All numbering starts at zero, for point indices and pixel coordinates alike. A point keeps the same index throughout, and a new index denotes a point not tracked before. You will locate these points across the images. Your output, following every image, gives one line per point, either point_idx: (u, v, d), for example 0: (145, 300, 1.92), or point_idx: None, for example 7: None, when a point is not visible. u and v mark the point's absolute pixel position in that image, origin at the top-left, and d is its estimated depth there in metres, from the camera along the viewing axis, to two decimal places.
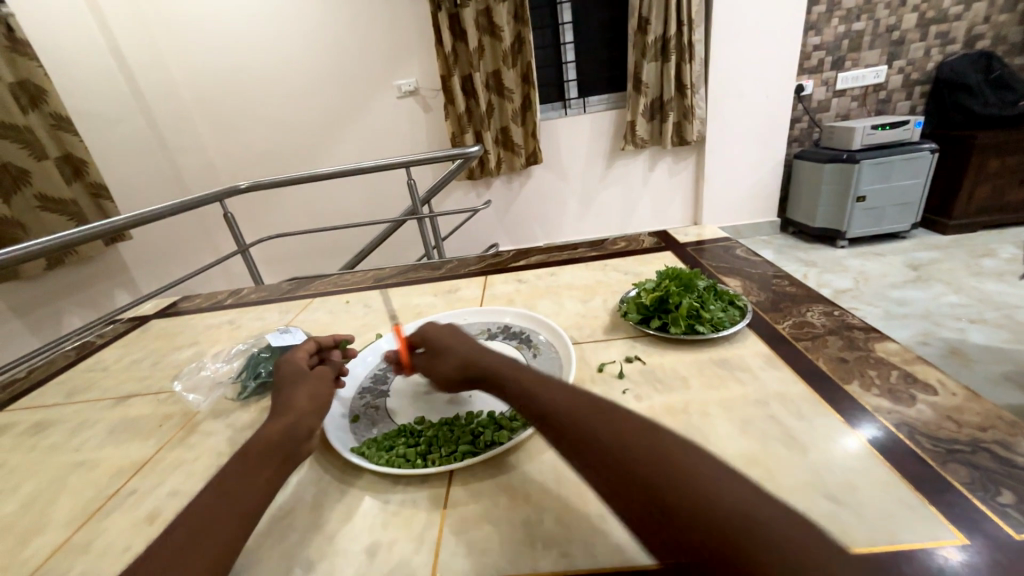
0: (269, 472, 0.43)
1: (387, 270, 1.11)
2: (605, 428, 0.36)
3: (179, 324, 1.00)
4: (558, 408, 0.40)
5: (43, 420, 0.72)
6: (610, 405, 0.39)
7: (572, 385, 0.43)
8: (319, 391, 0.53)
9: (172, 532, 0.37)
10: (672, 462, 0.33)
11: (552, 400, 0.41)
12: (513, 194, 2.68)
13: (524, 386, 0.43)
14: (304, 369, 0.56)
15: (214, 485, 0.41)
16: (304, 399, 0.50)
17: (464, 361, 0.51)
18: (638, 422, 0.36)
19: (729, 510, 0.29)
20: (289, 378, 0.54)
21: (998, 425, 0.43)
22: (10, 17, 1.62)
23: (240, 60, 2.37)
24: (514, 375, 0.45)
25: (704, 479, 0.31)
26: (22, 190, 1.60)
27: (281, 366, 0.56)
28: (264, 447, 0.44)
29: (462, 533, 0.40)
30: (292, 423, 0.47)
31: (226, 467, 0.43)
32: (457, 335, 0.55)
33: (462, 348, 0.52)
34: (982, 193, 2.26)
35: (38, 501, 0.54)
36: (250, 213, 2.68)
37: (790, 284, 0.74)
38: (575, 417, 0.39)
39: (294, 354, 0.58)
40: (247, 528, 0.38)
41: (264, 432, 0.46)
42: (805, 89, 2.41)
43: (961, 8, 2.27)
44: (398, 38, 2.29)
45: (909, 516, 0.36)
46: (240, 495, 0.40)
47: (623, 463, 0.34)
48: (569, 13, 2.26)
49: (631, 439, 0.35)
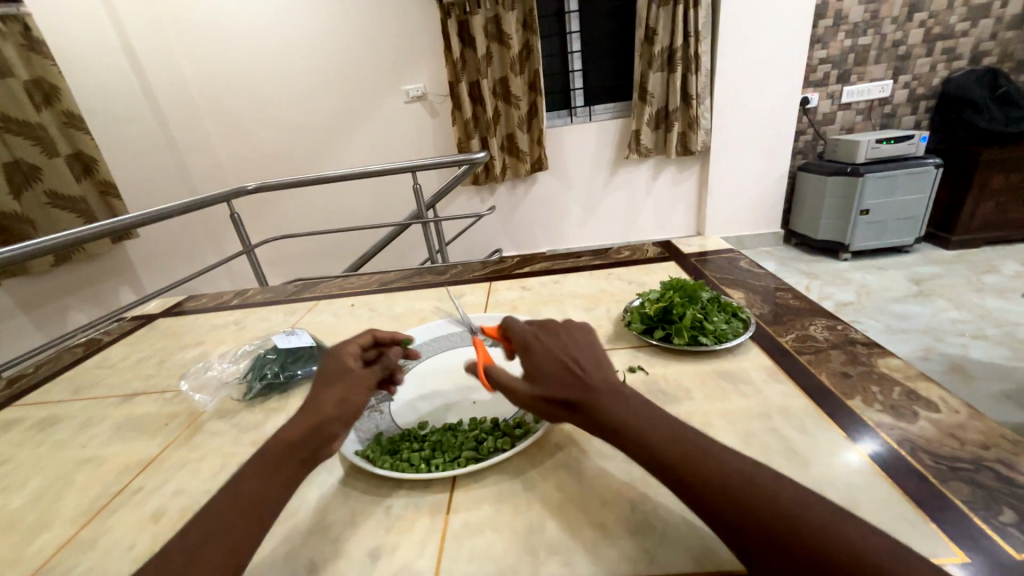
0: (285, 477, 0.41)
1: (391, 273, 1.12)
2: (703, 461, 0.35)
3: (185, 323, 1.01)
4: (669, 448, 0.37)
5: (50, 415, 0.73)
6: (693, 434, 0.38)
7: (664, 418, 0.39)
8: (350, 398, 0.47)
9: (186, 533, 0.37)
10: (776, 495, 0.32)
11: (668, 443, 0.37)
12: (517, 201, 2.69)
13: (640, 428, 0.38)
14: (346, 367, 0.49)
15: (231, 487, 0.41)
16: (331, 403, 0.46)
17: (573, 365, 0.44)
18: (725, 453, 0.36)
19: (849, 542, 0.29)
20: (329, 373, 0.49)
21: (1002, 444, 0.43)
22: (29, 17, 1.64)
23: (250, 62, 2.40)
24: (634, 422, 0.39)
25: (812, 510, 0.31)
26: (33, 187, 1.62)
27: (328, 357, 0.51)
28: (282, 450, 0.43)
29: (467, 539, 0.40)
30: (313, 427, 0.44)
31: (245, 467, 0.42)
32: (573, 336, 0.48)
33: (576, 350, 0.46)
34: (985, 209, 2.27)
35: (45, 497, 0.54)
36: (256, 214, 2.70)
37: (793, 297, 0.75)
38: (690, 450, 0.36)
39: (346, 344, 0.52)
40: (259, 536, 0.38)
41: (286, 432, 0.44)
42: (810, 102, 2.42)
43: (967, 25, 2.28)
44: (407, 44, 2.32)
45: (910, 532, 0.36)
46: (254, 500, 0.39)
47: (734, 499, 0.33)
48: (577, 22, 2.28)
49: (730, 472, 0.34)
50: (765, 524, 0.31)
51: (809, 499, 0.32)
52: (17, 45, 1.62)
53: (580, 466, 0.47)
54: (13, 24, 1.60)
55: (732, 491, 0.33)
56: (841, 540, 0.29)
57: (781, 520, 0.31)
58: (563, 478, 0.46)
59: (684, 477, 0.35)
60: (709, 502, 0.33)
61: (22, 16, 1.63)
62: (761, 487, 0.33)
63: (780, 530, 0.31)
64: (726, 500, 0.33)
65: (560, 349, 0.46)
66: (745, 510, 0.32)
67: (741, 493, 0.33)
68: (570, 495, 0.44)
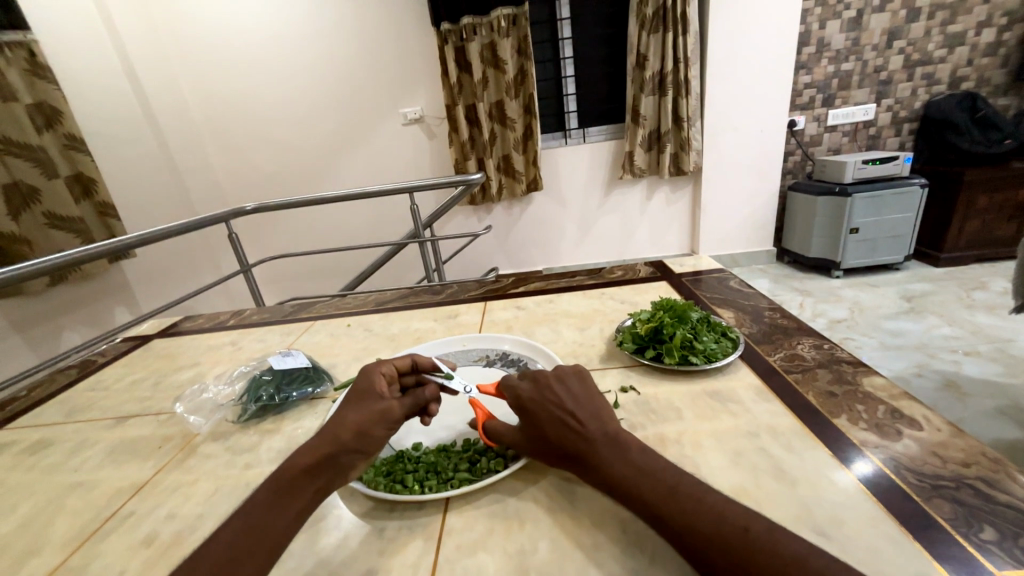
0: (300, 501, 0.42)
1: (388, 293, 1.13)
2: (699, 511, 0.36)
3: (181, 344, 1.01)
4: (666, 500, 0.38)
5: (42, 438, 0.72)
6: (690, 483, 0.39)
7: (662, 468, 0.41)
8: (372, 429, 0.46)
9: (197, 557, 0.38)
10: (769, 543, 0.33)
11: (666, 495, 0.38)
12: (513, 220, 2.73)
13: (640, 484, 0.40)
14: (374, 389, 0.50)
15: (245, 508, 0.41)
16: (350, 430, 0.46)
17: (568, 420, 0.45)
18: (721, 501, 0.37)
19: None
20: (358, 396, 0.50)
21: (982, 462, 0.44)
22: (34, 43, 1.69)
23: (252, 85, 2.46)
24: (636, 477, 0.40)
25: (808, 561, 0.32)
26: (31, 208, 1.64)
27: (361, 376, 0.52)
28: (299, 473, 0.43)
29: (458, 561, 0.41)
30: (330, 453, 0.44)
31: (257, 492, 0.43)
32: (563, 386, 0.48)
33: (569, 403, 0.46)
34: (972, 227, 2.31)
35: (36, 522, 0.54)
36: (254, 233, 2.72)
37: (782, 316, 0.76)
38: (685, 501, 0.37)
39: (381, 366, 0.54)
40: (270, 559, 0.39)
41: (305, 454, 0.45)
42: (797, 124, 2.49)
43: (945, 52, 2.37)
44: (405, 69, 2.39)
45: (894, 551, 0.36)
46: (266, 522, 0.40)
47: (729, 548, 0.34)
48: (570, 48, 2.36)
49: (725, 522, 0.35)
50: None
51: (805, 549, 0.33)
52: (22, 70, 1.66)
53: (571, 486, 0.48)
54: (18, 50, 1.64)
55: (731, 547, 0.34)
56: None
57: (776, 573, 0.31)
58: (553, 499, 0.46)
59: (681, 527, 0.36)
60: (705, 554, 0.34)
61: (28, 42, 1.67)
62: (757, 541, 0.33)
63: None
64: (724, 556, 0.34)
65: (552, 404, 0.47)
66: (742, 566, 0.33)
67: (738, 549, 0.33)
68: (562, 517, 0.44)
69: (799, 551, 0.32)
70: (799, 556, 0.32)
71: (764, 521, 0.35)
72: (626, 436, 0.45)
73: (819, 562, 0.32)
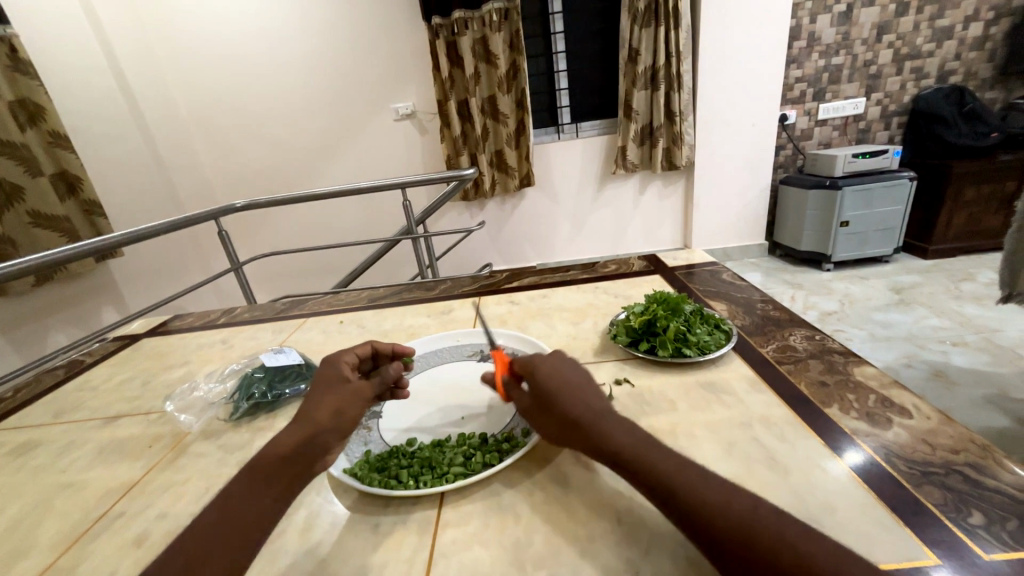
0: (277, 488, 0.42)
1: (381, 289, 1.12)
2: (709, 490, 0.36)
3: (171, 343, 1.00)
4: (675, 478, 0.37)
5: (28, 440, 0.71)
6: (698, 467, 0.39)
7: (670, 450, 0.40)
8: (346, 408, 0.47)
9: (176, 550, 0.37)
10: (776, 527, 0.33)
11: (676, 474, 0.38)
12: (507, 215, 2.72)
13: (647, 461, 0.39)
14: (340, 373, 0.51)
15: (220, 499, 0.41)
16: (324, 411, 0.46)
17: (579, 389, 0.46)
18: (729, 485, 0.37)
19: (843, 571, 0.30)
20: (324, 382, 0.50)
21: (970, 449, 0.45)
22: (14, 38, 1.64)
23: (239, 80, 2.42)
24: (642, 451, 0.40)
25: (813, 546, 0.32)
26: (14, 207, 1.60)
27: (324, 366, 0.53)
28: (275, 461, 0.43)
29: (454, 556, 0.41)
30: (306, 438, 0.44)
31: (232, 482, 0.42)
32: (574, 362, 0.51)
33: (580, 377, 0.48)
34: (959, 220, 2.34)
35: (23, 524, 0.53)
36: (245, 231, 2.69)
37: (774, 308, 0.77)
38: (693, 480, 0.37)
39: (344, 356, 0.54)
40: (253, 542, 0.39)
41: (281, 440, 0.44)
42: (788, 118, 2.51)
43: (933, 46, 2.39)
44: (396, 63, 2.36)
45: (884, 536, 0.37)
46: (243, 513, 0.40)
47: (738, 526, 0.33)
48: (563, 42, 2.34)
49: (733, 503, 0.35)
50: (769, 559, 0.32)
51: (810, 535, 0.33)
52: (3, 66, 1.62)
53: (565, 477, 0.48)
54: None
55: (740, 527, 0.33)
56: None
57: (783, 555, 0.31)
58: (548, 491, 0.46)
59: (688, 505, 0.36)
60: (712, 533, 0.34)
61: (8, 37, 1.63)
62: (763, 521, 0.33)
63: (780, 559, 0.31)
64: (734, 535, 0.33)
65: (563, 370, 0.49)
66: (746, 545, 0.32)
67: (743, 526, 0.33)
68: (556, 510, 0.44)
69: (805, 533, 0.33)
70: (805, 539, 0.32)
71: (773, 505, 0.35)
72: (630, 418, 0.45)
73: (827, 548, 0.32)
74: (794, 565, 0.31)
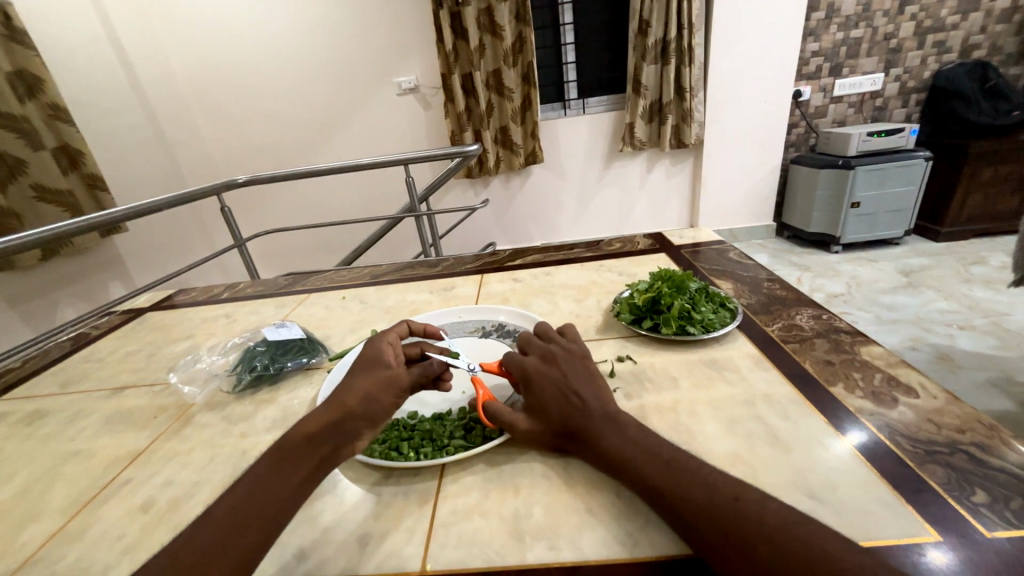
0: (300, 470, 0.42)
1: (383, 266, 1.11)
2: (693, 481, 0.37)
3: (175, 316, 1.00)
4: (661, 474, 0.38)
5: (37, 409, 0.72)
6: (685, 459, 0.40)
7: (658, 446, 0.41)
8: (377, 396, 0.47)
9: (201, 526, 0.38)
10: (759, 513, 0.34)
11: (661, 471, 0.39)
12: (511, 194, 2.68)
13: (635, 459, 0.40)
14: (383, 354, 0.53)
15: (246, 479, 0.42)
16: (355, 396, 0.47)
17: (571, 396, 0.46)
18: (714, 474, 0.38)
19: (824, 550, 0.30)
20: (366, 365, 0.51)
21: (977, 428, 0.44)
22: (8, 6, 1.61)
23: (238, 52, 2.36)
24: (633, 452, 0.41)
25: (795, 527, 0.32)
26: (19, 179, 1.59)
27: (369, 348, 0.54)
28: (300, 442, 0.44)
29: (454, 525, 0.41)
30: (335, 420, 0.45)
31: (259, 463, 0.43)
32: (571, 363, 0.50)
33: (573, 381, 0.48)
34: (973, 201, 2.29)
35: (34, 489, 0.54)
36: (248, 207, 2.67)
37: (780, 288, 0.75)
38: (677, 472, 0.38)
39: (389, 339, 0.55)
40: (280, 519, 0.39)
41: (309, 423, 0.45)
42: (802, 95, 2.42)
43: (958, 18, 2.29)
44: (399, 34, 2.29)
45: (886, 513, 0.37)
46: (267, 490, 0.40)
47: (719, 515, 0.34)
48: (571, 13, 2.27)
49: (717, 491, 0.36)
50: (749, 544, 0.32)
51: (793, 517, 0.33)
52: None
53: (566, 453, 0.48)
54: None
55: (721, 514, 0.34)
56: (824, 556, 0.30)
57: (763, 539, 0.32)
58: (548, 465, 0.47)
59: (673, 497, 0.37)
60: (695, 523, 0.35)
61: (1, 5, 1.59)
62: (747, 508, 0.34)
63: (760, 543, 0.32)
64: (715, 525, 0.34)
65: (558, 378, 0.48)
66: (727, 533, 0.33)
67: (727, 518, 0.34)
68: (555, 484, 0.44)
69: (788, 518, 0.33)
70: (788, 521, 0.33)
71: (756, 492, 0.36)
72: (625, 416, 0.45)
73: (812, 530, 0.32)
74: (772, 549, 0.31)
